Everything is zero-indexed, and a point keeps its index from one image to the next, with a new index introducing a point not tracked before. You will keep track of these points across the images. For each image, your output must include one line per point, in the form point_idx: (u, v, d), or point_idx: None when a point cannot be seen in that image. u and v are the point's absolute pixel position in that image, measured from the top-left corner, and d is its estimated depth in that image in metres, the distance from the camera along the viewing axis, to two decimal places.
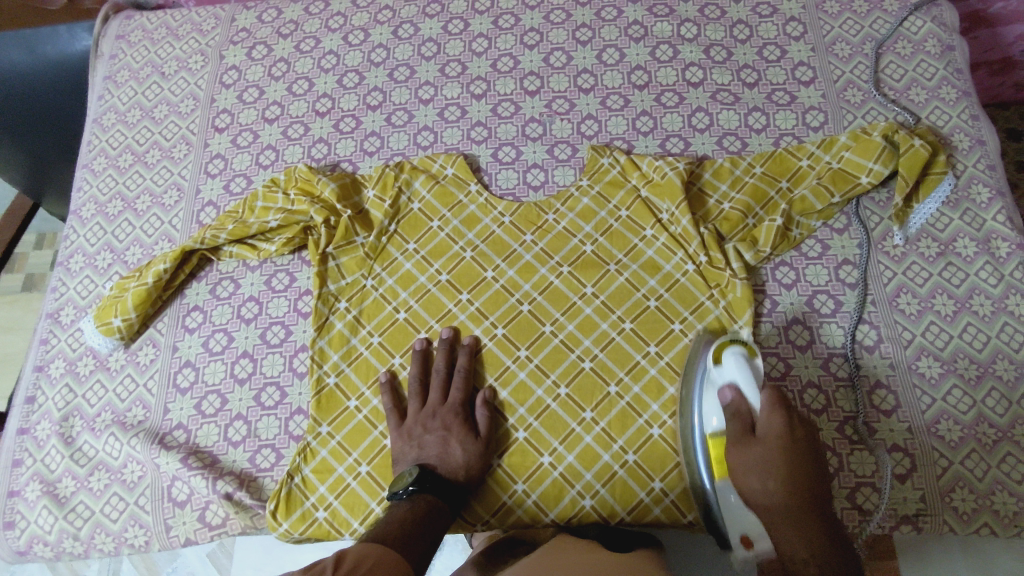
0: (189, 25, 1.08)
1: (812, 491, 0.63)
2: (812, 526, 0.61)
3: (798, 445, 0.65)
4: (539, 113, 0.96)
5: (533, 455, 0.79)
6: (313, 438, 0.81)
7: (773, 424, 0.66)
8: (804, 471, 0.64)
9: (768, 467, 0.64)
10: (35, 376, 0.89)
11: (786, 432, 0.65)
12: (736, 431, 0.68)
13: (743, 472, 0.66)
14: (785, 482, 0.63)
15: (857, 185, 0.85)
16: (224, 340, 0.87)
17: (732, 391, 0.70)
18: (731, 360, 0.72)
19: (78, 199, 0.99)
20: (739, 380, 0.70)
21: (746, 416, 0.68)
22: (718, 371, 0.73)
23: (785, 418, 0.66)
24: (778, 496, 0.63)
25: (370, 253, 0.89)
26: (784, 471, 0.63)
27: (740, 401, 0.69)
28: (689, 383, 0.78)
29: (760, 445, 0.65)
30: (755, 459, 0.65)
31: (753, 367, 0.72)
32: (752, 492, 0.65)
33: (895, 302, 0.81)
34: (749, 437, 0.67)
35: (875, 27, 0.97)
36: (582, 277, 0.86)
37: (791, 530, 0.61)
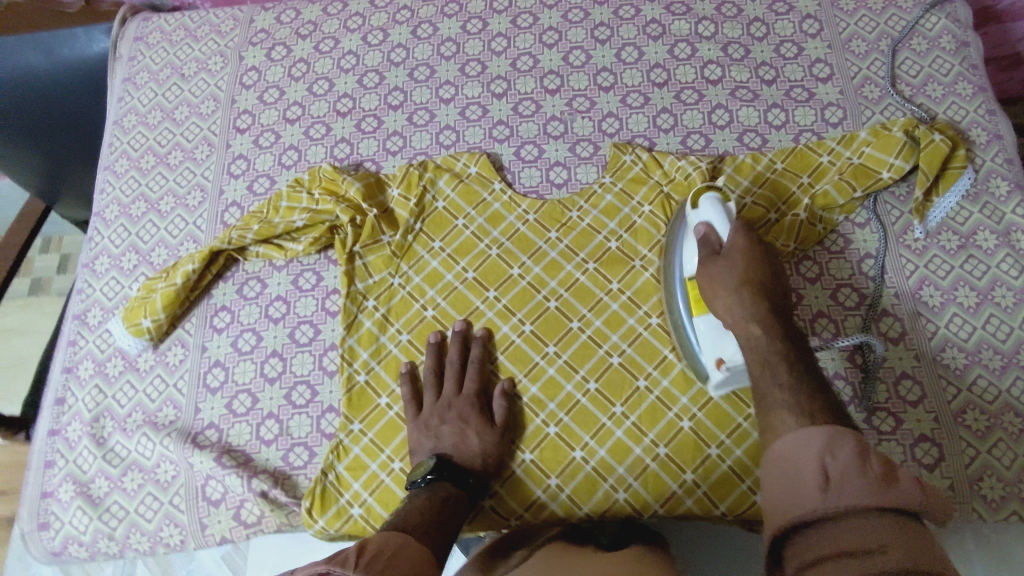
0: (207, 27, 1.08)
1: (772, 298, 0.66)
2: (772, 325, 0.63)
3: (760, 259, 0.68)
4: (560, 111, 0.97)
5: (565, 450, 0.80)
6: (345, 436, 0.82)
7: (737, 243, 0.69)
8: (767, 289, 0.66)
9: (730, 278, 0.67)
10: (63, 379, 0.89)
11: (750, 248, 0.68)
12: (704, 254, 0.71)
13: (710, 284, 0.69)
14: (746, 284, 0.66)
15: (878, 181, 0.86)
16: (253, 339, 0.88)
17: (703, 228, 0.72)
18: (707, 203, 0.74)
19: (101, 201, 0.99)
20: (713, 218, 0.72)
21: (715, 242, 0.71)
22: (694, 214, 0.76)
23: (751, 238, 0.69)
24: (740, 299, 0.66)
25: (396, 252, 0.90)
26: (746, 277, 0.66)
27: (711, 230, 0.72)
28: (674, 234, 0.82)
29: (724, 261, 0.69)
30: (721, 273, 0.68)
31: (728, 209, 0.74)
32: (718, 300, 0.68)
33: (919, 295, 0.83)
34: (715, 256, 0.70)
35: (890, 25, 0.98)
36: (607, 273, 0.87)
37: (749, 329, 0.64)
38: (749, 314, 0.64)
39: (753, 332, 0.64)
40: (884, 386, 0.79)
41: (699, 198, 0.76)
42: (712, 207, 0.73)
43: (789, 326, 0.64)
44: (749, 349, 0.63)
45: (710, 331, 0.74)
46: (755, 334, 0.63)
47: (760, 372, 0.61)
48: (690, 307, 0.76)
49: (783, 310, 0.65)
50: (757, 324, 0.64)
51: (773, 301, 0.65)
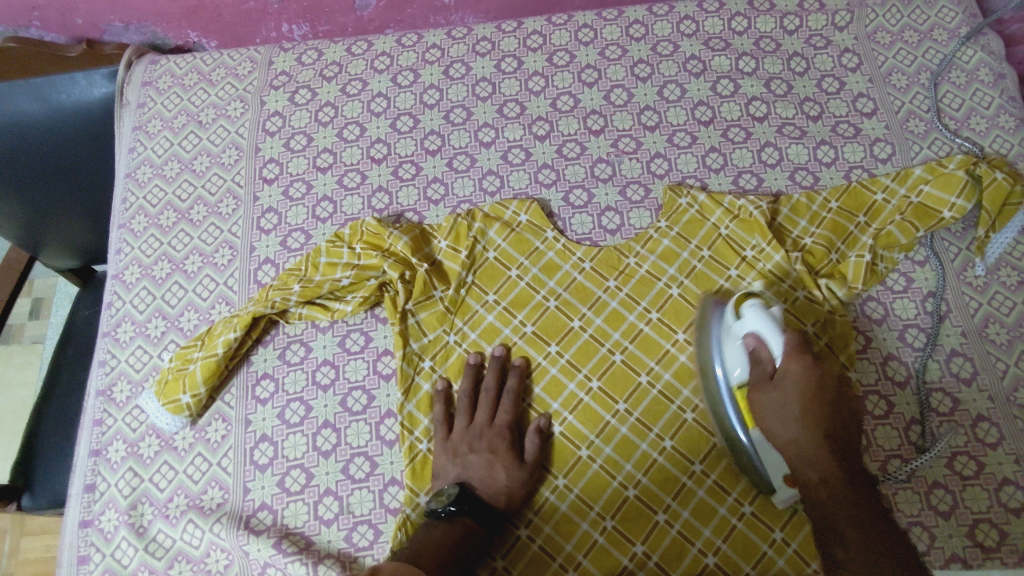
0: (223, 70, 1.04)
1: (830, 429, 0.66)
2: (827, 453, 0.65)
3: (817, 388, 0.66)
4: (606, 153, 0.94)
5: (647, 514, 0.77)
6: (411, 510, 0.76)
7: (792, 370, 0.66)
8: (823, 407, 0.66)
9: (788, 409, 0.66)
10: (92, 462, 0.82)
11: (806, 372, 0.66)
12: (756, 376, 0.68)
13: (765, 416, 0.67)
14: (804, 420, 0.65)
15: (940, 221, 0.85)
16: (301, 411, 0.82)
17: (753, 342, 0.69)
18: (752, 312, 0.70)
19: (119, 263, 0.93)
20: (762, 330, 0.69)
21: (766, 363, 0.68)
22: (740, 324, 0.71)
23: (807, 362, 0.66)
24: (801, 431, 0.65)
25: (449, 307, 0.85)
26: (803, 412, 0.65)
27: (762, 346, 0.68)
28: (706, 329, 0.77)
29: (778, 389, 0.67)
30: (774, 404, 0.67)
31: (772, 314, 0.70)
32: (773, 429, 0.67)
33: (985, 333, 0.83)
34: (769, 382, 0.68)
35: (928, 57, 0.98)
36: (672, 323, 0.84)
37: (803, 462, 0.65)
38: (806, 442, 0.65)
39: (808, 470, 0.65)
40: (961, 430, 0.79)
41: (744, 305, 0.72)
42: (758, 318, 0.70)
43: (841, 447, 0.66)
44: (808, 490, 0.65)
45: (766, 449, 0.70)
46: (809, 472, 0.65)
47: (822, 522, 0.63)
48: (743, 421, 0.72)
49: (839, 444, 0.66)
50: (814, 467, 0.65)
51: (830, 433, 0.66)
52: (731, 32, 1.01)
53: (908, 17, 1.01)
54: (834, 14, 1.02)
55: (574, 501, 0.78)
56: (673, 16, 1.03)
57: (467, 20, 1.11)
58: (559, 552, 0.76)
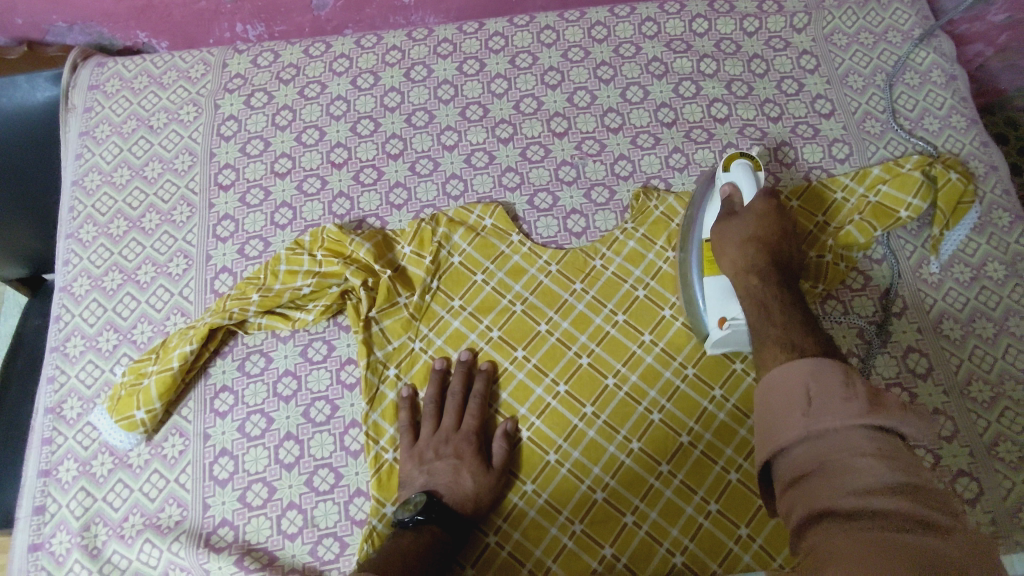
0: (174, 73, 1.01)
1: (777, 254, 0.73)
2: (769, 272, 0.70)
3: (775, 225, 0.74)
4: (570, 155, 0.94)
5: (615, 517, 0.77)
6: (377, 520, 0.75)
7: (755, 206, 0.76)
8: (776, 238, 0.74)
9: (741, 232, 0.74)
10: (41, 484, 0.78)
11: (767, 212, 0.75)
12: (724, 212, 0.78)
13: (724, 238, 0.75)
14: (752, 242, 0.73)
15: (897, 220, 0.87)
16: (262, 423, 0.80)
17: (730, 189, 0.79)
18: (739, 168, 0.79)
19: (68, 275, 0.89)
20: (741, 182, 0.78)
21: (736, 204, 0.78)
22: (724, 176, 0.80)
23: (771, 204, 0.75)
24: (748, 250, 0.73)
25: (414, 314, 0.84)
26: (755, 234, 0.74)
27: (736, 193, 0.78)
28: (697, 201, 0.84)
29: (739, 219, 0.76)
30: (733, 230, 0.75)
31: (758, 177, 0.79)
32: (726, 252, 0.75)
33: (940, 328, 0.84)
34: (732, 216, 0.77)
35: (883, 59, 1.00)
36: (638, 325, 0.84)
37: (745, 274, 0.72)
38: (751, 260, 0.72)
39: (750, 281, 0.71)
40: None
41: (732, 162, 0.80)
42: (741, 172, 0.79)
43: (784, 273, 0.71)
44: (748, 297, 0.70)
45: (719, 285, 0.77)
46: (750, 278, 0.71)
47: (756, 314, 0.66)
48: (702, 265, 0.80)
49: (782, 263, 0.72)
50: (756, 274, 0.71)
51: (775, 256, 0.72)
52: (692, 34, 1.02)
53: (864, 20, 1.02)
54: (792, 16, 1.03)
55: (543, 506, 0.77)
56: (635, 17, 1.03)
57: (428, 21, 1.10)
58: (528, 559, 0.75)
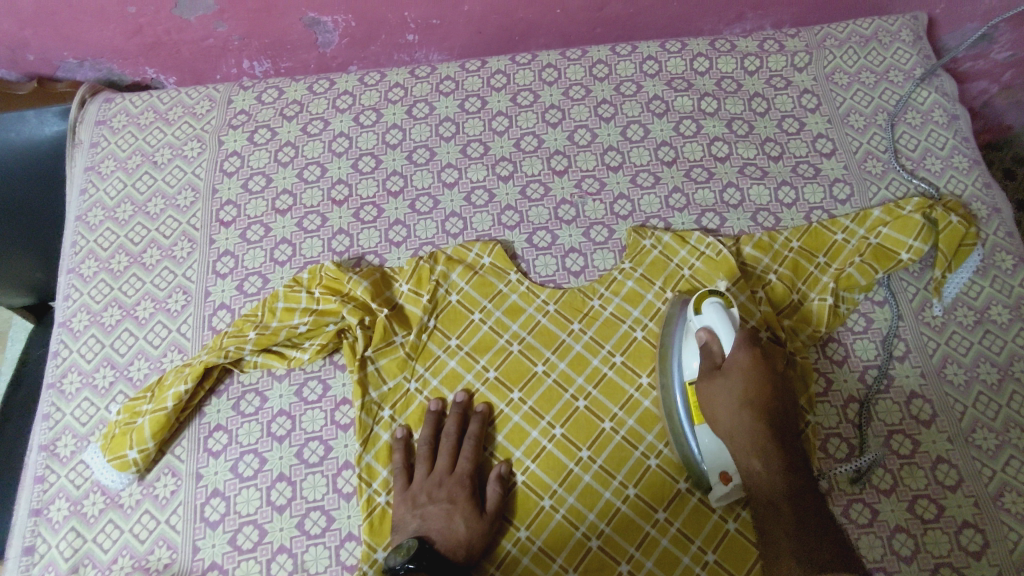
0: (180, 109, 1.02)
1: (773, 418, 0.70)
2: (771, 447, 0.69)
3: (763, 378, 0.71)
4: (570, 194, 0.94)
5: (610, 565, 0.75)
6: (368, 567, 0.74)
7: (738, 359, 0.72)
8: (767, 394, 0.71)
9: (732, 396, 0.71)
10: (31, 523, 0.78)
11: (752, 366, 0.71)
12: (706, 367, 0.74)
13: (714, 405, 0.72)
14: (747, 407, 0.70)
15: (898, 263, 0.86)
16: (255, 463, 0.79)
17: (706, 335, 0.75)
18: (710, 309, 0.75)
19: (67, 309, 0.90)
20: (716, 325, 0.74)
21: (716, 355, 0.74)
22: (697, 319, 0.76)
23: (755, 354, 0.72)
24: (739, 419, 0.70)
25: (410, 353, 0.84)
26: (747, 397, 0.70)
27: (713, 340, 0.74)
28: (671, 331, 0.81)
29: (724, 378, 0.72)
30: (722, 392, 0.72)
31: (730, 315, 0.75)
32: (720, 418, 0.71)
33: (943, 373, 0.83)
34: (716, 371, 0.73)
35: (885, 98, 0.99)
36: (636, 366, 0.83)
37: (748, 454, 0.69)
38: (750, 437, 0.69)
39: (749, 458, 0.69)
40: (922, 472, 0.78)
41: (703, 302, 0.77)
42: (715, 314, 0.75)
43: (782, 439, 0.70)
44: (755, 483, 0.69)
45: (714, 445, 0.73)
46: (754, 461, 0.69)
47: (766, 508, 0.67)
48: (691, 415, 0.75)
49: (777, 427, 0.70)
50: (759, 457, 0.69)
51: (771, 418, 0.70)
52: (693, 72, 1.02)
53: (865, 59, 1.02)
54: (793, 55, 1.03)
55: (536, 553, 0.76)
56: (637, 56, 1.03)
57: (431, 57, 1.11)
58: None
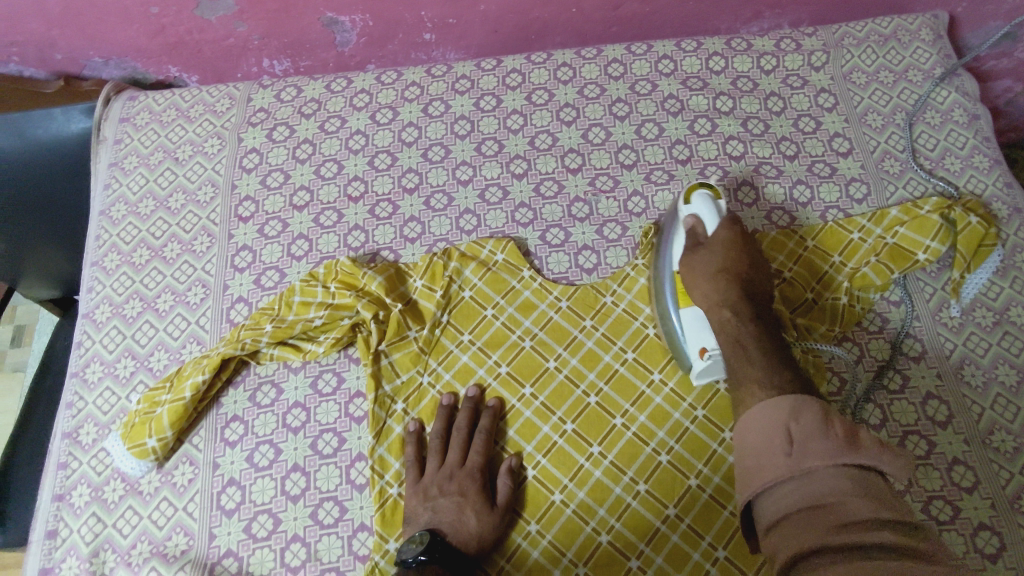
0: (201, 106, 1.04)
1: (747, 286, 0.76)
2: (742, 306, 0.74)
3: (740, 252, 0.78)
4: (584, 191, 0.95)
5: (620, 560, 0.75)
6: (380, 557, 0.75)
7: (720, 236, 0.78)
8: (744, 267, 0.77)
9: (711, 265, 0.77)
10: (54, 508, 0.80)
11: (732, 240, 0.78)
12: (690, 246, 0.79)
13: (694, 274, 0.77)
14: (724, 274, 0.76)
15: (915, 263, 0.85)
16: (270, 454, 0.81)
17: (693, 220, 0.79)
18: (699, 198, 0.81)
19: (91, 301, 0.92)
20: (702, 212, 0.80)
21: (701, 235, 0.79)
22: (685, 208, 0.81)
23: (734, 232, 0.78)
24: (717, 285, 0.76)
25: (423, 348, 0.85)
26: (724, 266, 0.77)
27: (698, 224, 0.79)
28: (662, 230, 0.84)
29: (706, 252, 0.78)
30: (703, 262, 0.77)
31: (718, 206, 0.81)
32: (699, 285, 0.76)
33: (960, 375, 0.82)
34: (697, 248, 0.79)
35: (903, 98, 0.98)
36: (648, 363, 0.83)
37: (722, 310, 0.74)
38: (724, 297, 0.75)
39: (721, 312, 0.74)
40: (937, 474, 0.77)
41: (692, 193, 0.82)
42: (703, 204, 0.80)
43: (755, 306, 0.75)
44: (724, 333, 0.73)
45: (696, 317, 0.77)
46: (727, 316, 0.74)
47: (733, 350, 0.71)
48: (675, 296, 0.80)
49: (751, 293, 0.76)
50: (729, 309, 0.74)
51: (745, 287, 0.76)
52: (708, 71, 1.02)
53: (883, 58, 1.01)
54: (810, 55, 1.03)
55: (546, 547, 0.76)
56: (652, 55, 1.04)
57: (448, 57, 1.12)
58: None
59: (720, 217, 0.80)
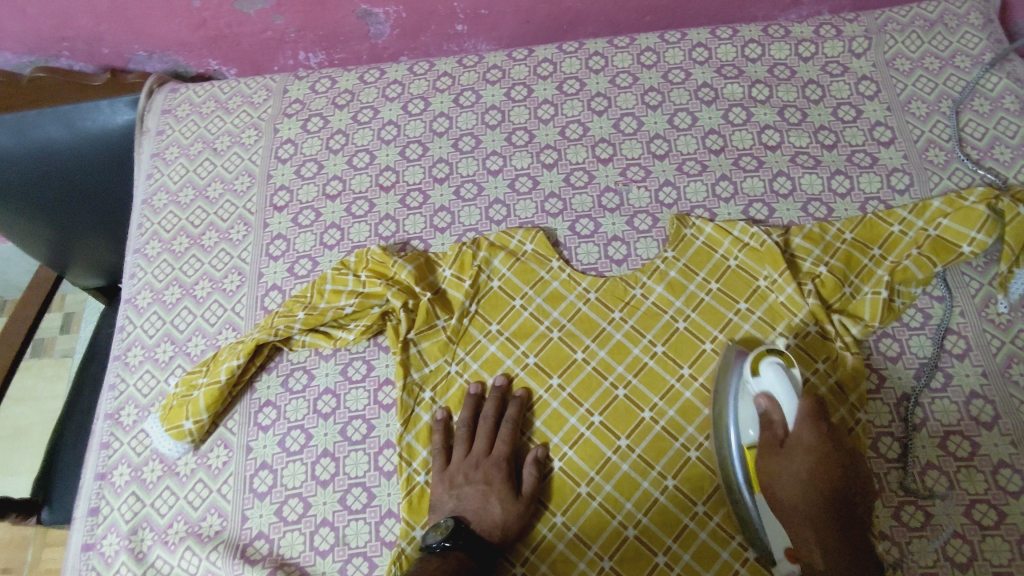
0: (239, 98, 1.07)
1: (839, 496, 0.67)
2: (833, 537, 0.65)
3: (831, 456, 0.68)
4: (614, 182, 0.94)
5: (647, 555, 0.74)
6: (406, 544, 0.75)
7: (803, 438, 0.69)
8: (837, 475, 0.67)
9: (796, 472, 0.68)
10: (97, 486, 0.83)
11: (818, 443, 0.68)
12: (768, 441, 0.71)
13: (773, 480, 0.69)
14: (811, 484, 0.67)
15: (959, 256, 0.82)
16: (301, 439, 0.82)
17: (766, 401, 0.72)
18: (770, 370, 0.72)
19: (133, 287, 0.95)
20: (777, 390, 0.71)
21: (778, 427, 0.71)
22: (756, 382, 0.73)
23: (819, 431, 0.68)
24: (801, 498, 0.67)
25: (452, 337, 0.85)
26: (811, 476, 0.67)
27: (773, 407, 0.71)
28: (726, 392, 0.77)
29: (787, 455, 0.69)
30: (784, 471, 0.69)
31: (792, 376, 0.72)
32: (780, 493, 0.69)
33: (1008, 374, 0.78)
34: (778, 447, 0.70)
35: (950, 85, 0.95)
36: (677, 357, 0.82)
37: (810, 543, 0.66)
38: (808, 520, 0.67)
39: (805, 532, 0.67)
40: (981, 476, 0.74)
41: (761, 362, 0.73)
42: (774, 376, 0.72)
43: (846, 518, 0.66)
44: (812, 568, 0.66)
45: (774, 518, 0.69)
46: (815, 548, 0.66)
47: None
48: (749, 483, 0.72)
49: (845, 502, 0.67)
50: (818, 539, 0.66)
51: (837, 508, 0.66)
52: (744, 59, 1.00)
53: (929, 44, 0.98)
54: (852, 41, 1.00)
55: (572, 539, 0.76)
56: (686, 43, 1.02)
57: (480, 48, 1.12)
58: None
59: (797, 398, 0.71)
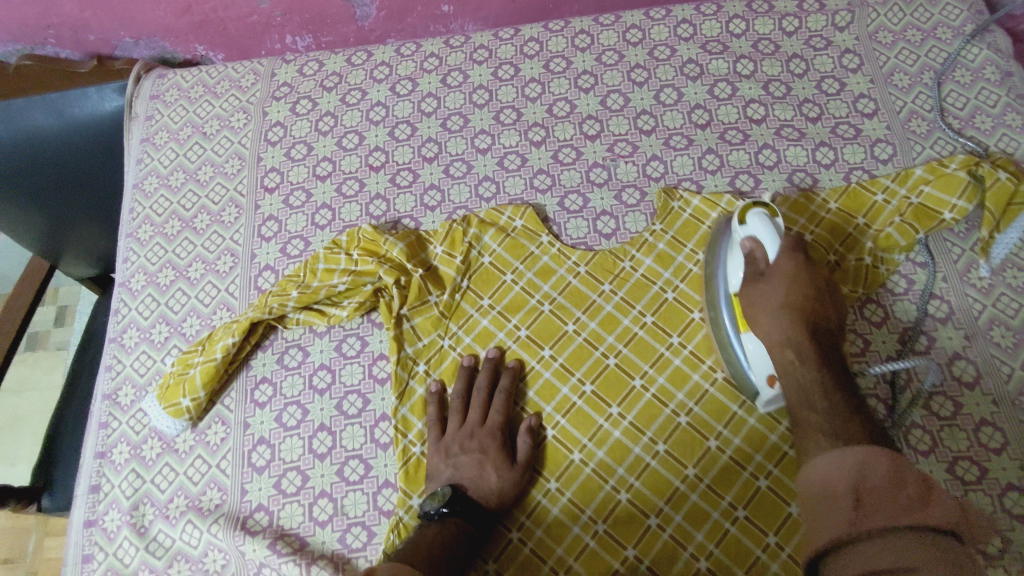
0: (227, 82, 1.07)
1: (814, 321, 0.70)
2: (809, 348, 0.68)
3: (807, 283, 0.71)
4: (602, 157, 0.95)
5: (639, 518, 0.76)
6: (404, 512, 0.77)
7: (782, 267, 0.71)
8: (811, 297, 0.70)
9: (775, 297, 0.71)
10: (97, 464, 0.84)
11: (795, 272, 0.71)
12: (749, 274, 0.74)
13: (755, 308, 0.72)
14: (787, 309, 0.70)
15: (941, 223, 0.84)
16: (298, 414, 0.83)
17: (750, 243, 0.74)
18: (754, 217, 0.74)
19: (126, 270, 0.96)
20: (762, 234, 0.73)
21: (761, 262, 0.73)
22: (741, 229, 0.76)
23: (797, 261, 0.71)
24: (779, 321, 0.70)
25: (444, 312, 0.86)
26: (788, 300, 0.70)
27: (756, 247, 0.74)
28: (716, 244, 0.81)
29: (767, 282, 0.72)
30: (763, 296, 0.72)
31: (775, 223, 0.74)
32: (761, 320, 0.71)
33: (990, 336, 0.80)
34: (760, 278, 0.73)
35: (931, 56, 0.96)
36: (667, 326, 0.84)
37: (784, 351, 0.69)
38: (785, 338, 0.69)
39: (783, 348, 0.69)
40: (963, 434, 0.76)
41: (746, 213, 0.76)
42: (758, 223, 0.74)
43: (823, 341, 0.69)
44: (787, 374, 0.69)
45: (759, 350, 0.73)
46: (789, 356, 0.68)
47: (798, 396, 0.67)
48: (736, 324, 0.76)
49: (821, 328, 0.70)
50: (793, 349, 0.69)
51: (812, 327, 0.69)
52: (728, 34, 1.01)
53: (911, 17, 0.99)
54: (834, 15, 1.01)
55: (566, 505, 0.77)
56: (671, 20, 1.03)
57: (467, 29, 1.12)
58: (550, 556, 0.76)
59: (780, 238, 0.73)
